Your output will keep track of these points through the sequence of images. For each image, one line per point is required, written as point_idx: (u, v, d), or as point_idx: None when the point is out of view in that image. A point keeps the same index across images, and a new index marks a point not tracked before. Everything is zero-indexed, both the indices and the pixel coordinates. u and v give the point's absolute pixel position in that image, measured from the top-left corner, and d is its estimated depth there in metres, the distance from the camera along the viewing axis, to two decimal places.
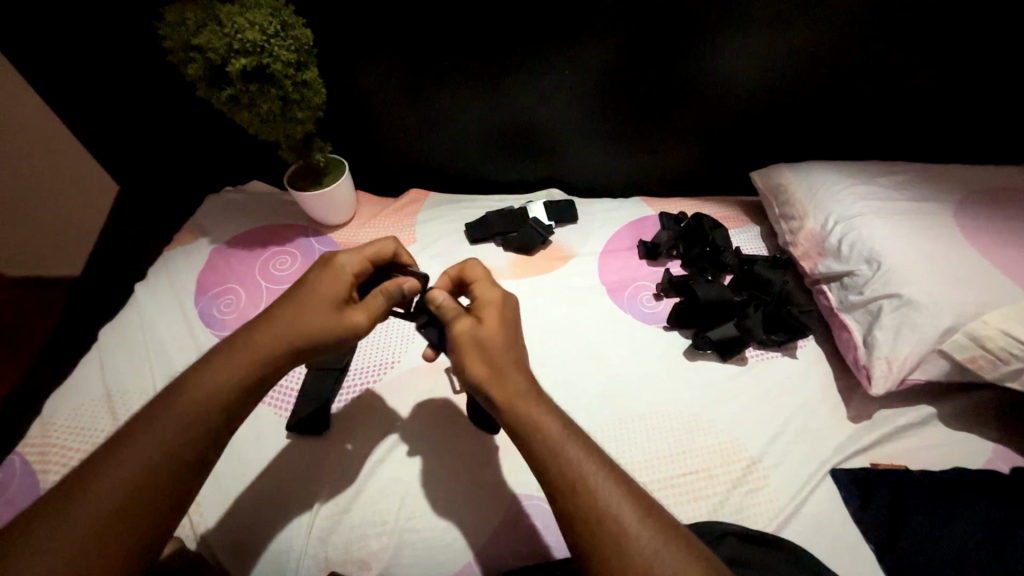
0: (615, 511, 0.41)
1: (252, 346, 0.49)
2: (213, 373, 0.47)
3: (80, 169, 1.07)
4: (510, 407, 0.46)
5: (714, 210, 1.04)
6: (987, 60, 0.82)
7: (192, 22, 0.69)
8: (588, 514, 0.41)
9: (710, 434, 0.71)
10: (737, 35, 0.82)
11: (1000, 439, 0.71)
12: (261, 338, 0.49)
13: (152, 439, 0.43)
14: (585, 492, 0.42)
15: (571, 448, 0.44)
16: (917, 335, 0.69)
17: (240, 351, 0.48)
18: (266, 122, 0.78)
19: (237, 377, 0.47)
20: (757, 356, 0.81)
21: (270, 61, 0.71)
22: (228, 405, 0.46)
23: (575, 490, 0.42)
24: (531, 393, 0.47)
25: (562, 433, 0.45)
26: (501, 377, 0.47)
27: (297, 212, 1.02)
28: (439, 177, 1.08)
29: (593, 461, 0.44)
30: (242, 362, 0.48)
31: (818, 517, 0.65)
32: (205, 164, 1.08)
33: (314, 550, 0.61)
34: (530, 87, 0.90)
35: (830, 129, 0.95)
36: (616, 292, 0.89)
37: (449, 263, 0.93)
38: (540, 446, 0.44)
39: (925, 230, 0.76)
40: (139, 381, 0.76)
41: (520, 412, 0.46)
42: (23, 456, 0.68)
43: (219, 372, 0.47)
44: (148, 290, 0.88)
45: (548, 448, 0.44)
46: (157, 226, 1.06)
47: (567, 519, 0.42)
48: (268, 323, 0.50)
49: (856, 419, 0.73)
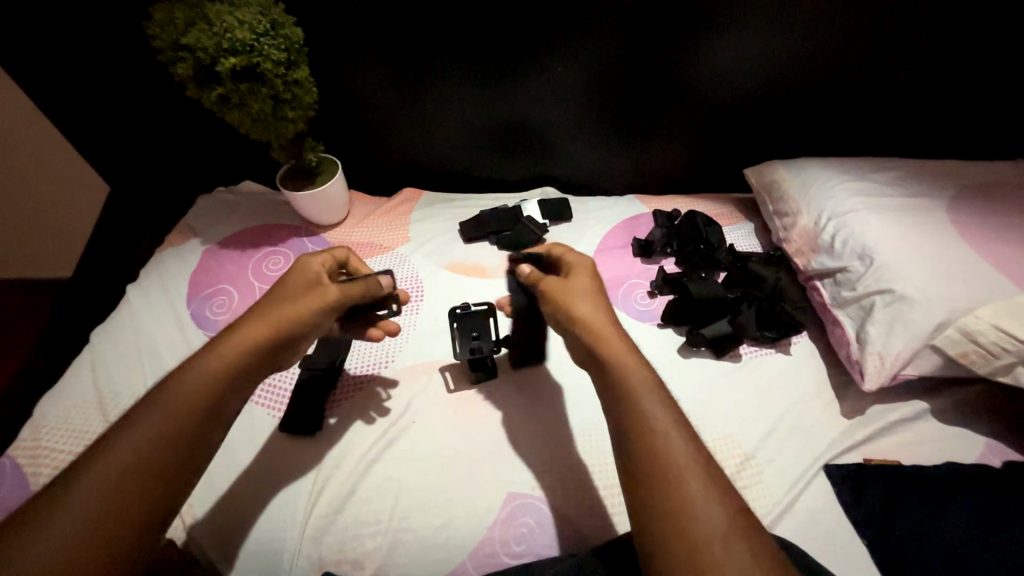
0: (682, 465, 0.41)
1: (236, 337, 0.50)
2: (198, 366, 0.48)
3: (71, 169, 1.06)
4: (606, 356, 0.49)
5: (708, 207, 1.04)
6: (979, 56, 0.82)
7: (180, 21, 0.68)
8: (654, 462, 0.41)
9: (704, 431, 0.71)
10: (730, 32, 0.82)
11: (993, 433, 0.71)
12: (243, 328, 0.51)
13: (140, 436, 0.43)
14: (657, 444, 0.42)
15: (653, 410, 0.44)
16: (910, 330, 0.69)
17: (222, 342, 0.50)
18: (257, 121, 0.77)
19: (222, 368, 0.48)
20: (751, 353, 0.81)
21: (259, 60, 0.71)
22: (223, 389, 0.48)
23: (653, 447, 0.42)
24: (628, 351, 0.49)
25: (652, 390, 0.46)
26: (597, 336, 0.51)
27: (291, 211, 1.01)
28: (433, 175, 1.08)
29: (672, 419, 0.44)
30: (228, 351, 0.49)
31: (811, 512, 0.65)
32: (197, 164, 1.08)
33: (308, 550, 0.61)
34: (523, 84, 0.90)
35: (823, 125, 0.95)
36: (611, 289, 0.89)
37: (443, 262, 0.93)
38: (628, 395, 0.46)
39: (918, 225, 0.76)
40: (131, 382, 0.76)
41: (619, 371, 0.47)
42: (14, 459, 0.67)
43: (203, 365, 0.48)
44: (140, 291, 0.87)
45: (631, 398, 0.45)
46: (150, 226, 1.05)
47: (631, 473, 0.42)
48: (246, 317, 0.52)
49: (850, 415, 0.74)
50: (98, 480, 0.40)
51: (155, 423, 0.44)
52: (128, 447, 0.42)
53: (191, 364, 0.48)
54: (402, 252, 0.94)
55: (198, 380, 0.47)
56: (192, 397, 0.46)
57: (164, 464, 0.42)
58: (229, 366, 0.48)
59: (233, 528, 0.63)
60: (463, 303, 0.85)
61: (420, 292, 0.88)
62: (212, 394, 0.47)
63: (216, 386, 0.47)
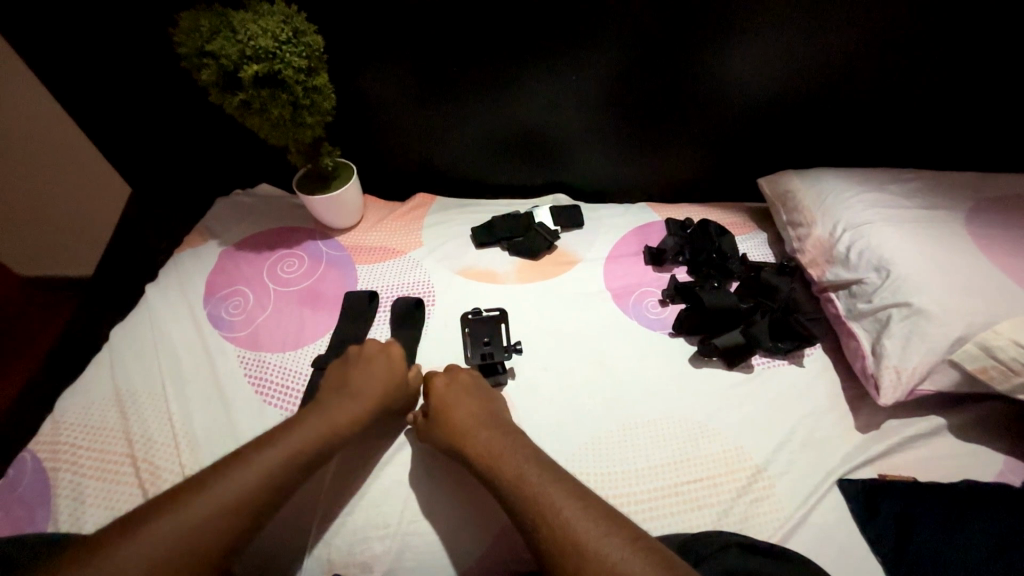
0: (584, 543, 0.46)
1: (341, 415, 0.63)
2: (301, 429, 0.59)
3: (91, 170, 1.09)
4: (495, 462, 0.57)
5: (719, 216, 1.04)
6: (997, 68, 0.81)
7: (206, 29, 0.70)
8: (554, 537, 0.47)
9: (716, 441, 0.71)
10: (744, 41, 0.82)
11: (1012, 450, 0.70)
12: (340, 406, 0.64)
13: (243, 474, 0.52)
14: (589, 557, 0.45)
15: (543, 489, 0.52)
16: (927, 344, 0.68)
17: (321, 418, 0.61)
18: (276, 126, 0.79)
19: (317, 437, 0.59)
20: (764, 364, 0.80)
21: (281, 67, 0.72)
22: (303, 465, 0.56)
23: (550, 523, 0.49)
24: (514, 453, 0.57)
25: (540, 474, 0.54)
26: (482, 449, 0.59)
27: (305, 215, 1.03)
28: (446, 181, 1.09)
29: (567, 493, 0.51)
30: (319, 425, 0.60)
31: (824, 527, 0.64)
32: (215, 167, 1.10)
33: (317, 551, 0.62)
34: (539, 93, 0.91)
35: (837, 135, 0.95)
36: (621, 297, 0.89)
37: (454, 267, 0.93)
38: (556, 527, 0.48)
39: (936, 237, 0.75)
40: (149, 380, 0.77)
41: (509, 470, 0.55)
42: (35, 454, 0.69)
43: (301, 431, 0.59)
44: (158, 291, 0.89)
45: (540, 499, 0.51)
46: (168, 228, 1.07)
47: (544, 554, 0.48)
48: (347, 397, 0.65)
49: (864, 429, 0.73)
50: (203, 502, 0.49)
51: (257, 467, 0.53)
52: (229, 480, 0.51)
53: (296, 429, 0.59)
54: (415, 256, 0.95)
55: (298, 442, 0.57)
56: (288, 454, 0.56)
57: (255, 501, 0.51)
58: (324, 437, 0.60)
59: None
60: (474, 308, 0.86)
61: (432, 296, 0.89)
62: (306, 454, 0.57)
63: (309, 448, 0.58)
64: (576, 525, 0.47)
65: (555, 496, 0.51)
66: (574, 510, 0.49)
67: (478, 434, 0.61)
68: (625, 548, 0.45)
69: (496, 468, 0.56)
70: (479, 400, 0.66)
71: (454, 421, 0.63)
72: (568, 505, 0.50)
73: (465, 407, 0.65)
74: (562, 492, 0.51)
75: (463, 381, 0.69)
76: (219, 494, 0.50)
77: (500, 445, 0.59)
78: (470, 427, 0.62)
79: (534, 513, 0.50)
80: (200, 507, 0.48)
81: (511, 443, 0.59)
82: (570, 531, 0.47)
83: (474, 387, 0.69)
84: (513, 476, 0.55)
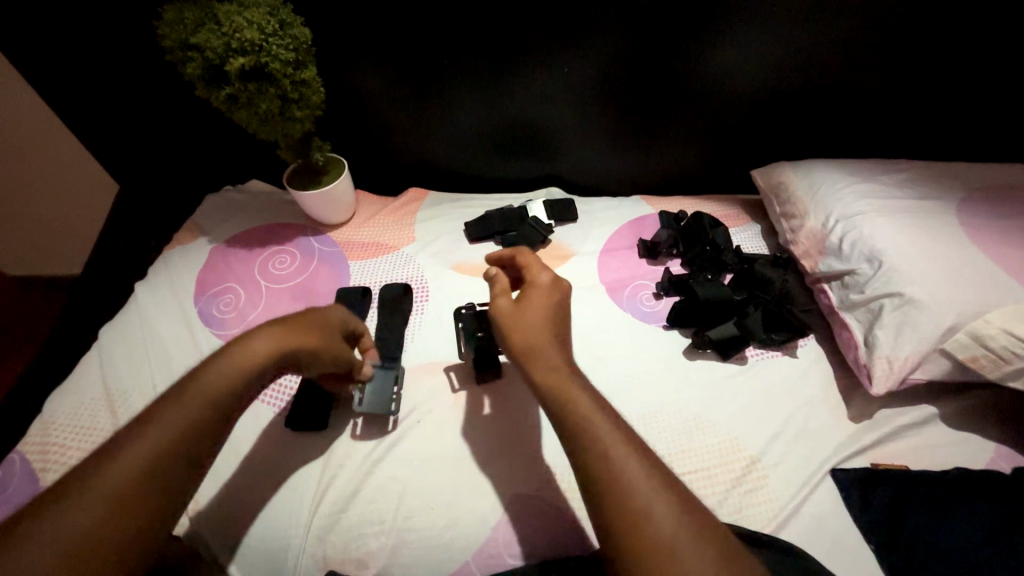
0: (639, 508, 0.42)
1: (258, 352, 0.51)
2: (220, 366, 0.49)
3: (78, 168, 1.07)
4: (540, 375, 0.54)
5: (713, 208, 1.04)
6: (989, 59, 0.82)
7: (190, 21, 0.69)
8: (607, 486, 0.44)
9: (709, 433, 0.71)
10: (736, 34, 0.81)
11: (1002, 438, 0.71)
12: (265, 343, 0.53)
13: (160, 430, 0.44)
14: (640, 518, 0.42)
15: (599, 429, 0.48)
16: (919, 334, 0.68)
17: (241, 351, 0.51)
18: (265, 121, 0.78)
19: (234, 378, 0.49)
20: (757, 355, 0.80)
21: (267, 60, 0.71)
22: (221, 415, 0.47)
23: (602, 471, 0.45)
24: (567, 374, 0.54)
25: (597, 410, 0.50)
26: (530, 344, 0.57)
27: (296, 211, 1.02)
28: (439, 176, 1.08)
29: (623, 439, 0.47)
30: (242, 358, 0.50)
31: (817, 517, 0.64)
32: (205, 163, 1.08)
33: (312, 548, 0.61)
34: (533, 85, 0.90)
35: (830, 126, 0.95)
36: (615, 291, 0.89)
37: (448, 262, 0.93)
38: (596, 455, 0.46)
39: (928, 228, 0.76)
40: (138, 379, 0.76)
41: (555, 389, 0.52)
42: (24, 455, 0.68)
43: (221, 369, 0.49)
44: (147, 289, 0.87)
45: (596, 442, 0.47)
46: (158, 226, 1.07)
47: (589, 494, 0.45)
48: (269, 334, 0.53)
49: (856, 419, 0.73)
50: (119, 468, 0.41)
51: (173, 422, 0.45)
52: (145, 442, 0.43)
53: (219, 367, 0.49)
54: (408, 252, 0.94)
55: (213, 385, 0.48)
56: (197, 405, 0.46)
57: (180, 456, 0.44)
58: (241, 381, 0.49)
59: (244, 536, 0.62)
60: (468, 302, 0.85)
61: (425, 291, 0.88)
62: (231, 398, 0.48)
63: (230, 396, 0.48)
64: (620, 461, 0.45)
65: (620, 454, 0.46)
66: (618, 446, 0.46)
67: (543, 332, 0.58)
68: (674, 515, 0.42)
69: (539, 361, 0.55)
70: (555, 301, 0.62)
71: (524, 312, 0.60)
72: (632, 465, 0.45)
73: (541, 297, 0.62)
74: (607, 424, 0.48)
75: (543, 276, 0.65)
76: (134, 458, 0.42)
77: (556, 355, 0.56)
78: (535, 329, 0.58)
79: (574, 432, 0.48)
80: (110, 481, 0.41)
81: (569, 359, 0.56)
82: (614, 467, 0.45)
83: (557, 286, 0.64)
84: (556, 385, 0.53)
